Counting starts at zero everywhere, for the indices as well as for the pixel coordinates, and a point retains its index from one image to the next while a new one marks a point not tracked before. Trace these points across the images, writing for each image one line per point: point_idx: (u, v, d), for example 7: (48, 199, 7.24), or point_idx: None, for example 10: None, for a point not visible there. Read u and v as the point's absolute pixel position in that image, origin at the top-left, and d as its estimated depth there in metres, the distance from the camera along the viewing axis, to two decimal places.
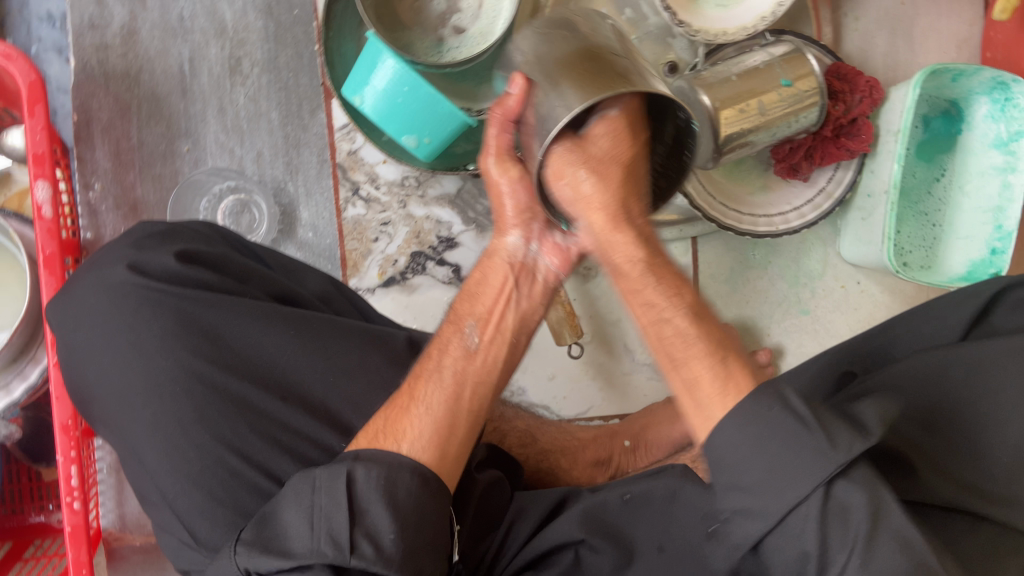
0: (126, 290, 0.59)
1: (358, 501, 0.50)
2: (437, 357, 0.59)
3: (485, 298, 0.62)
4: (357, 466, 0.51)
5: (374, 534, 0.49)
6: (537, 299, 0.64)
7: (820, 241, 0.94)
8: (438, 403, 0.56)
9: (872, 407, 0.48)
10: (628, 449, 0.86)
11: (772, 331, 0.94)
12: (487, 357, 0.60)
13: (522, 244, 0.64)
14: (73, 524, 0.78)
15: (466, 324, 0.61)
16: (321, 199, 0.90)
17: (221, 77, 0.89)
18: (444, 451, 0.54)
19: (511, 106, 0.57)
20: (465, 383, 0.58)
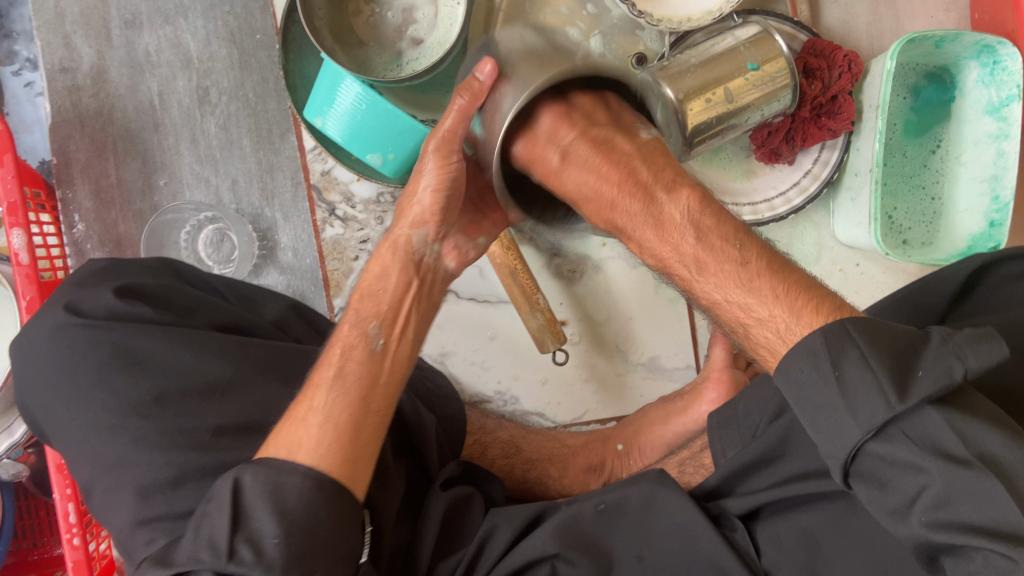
0: (68, 331, 0.60)
1: (243, 509, 0.49)
2: (339, 357, 0.58)
3: (390, 295, 0.61)
4: (244, 470, 0.51)
5: (254, 539, 0.48)
6: (437, 296, 0.65)
7: (813, 224, 0.91)
8: (339, 411, 0.55)
9: (952, 356, 0.42)
10: (621, 453, 0.85)
11: None
12: (393, 360, 0.59)
13: (427, 241, 0.63)
14: (75, 559, 0.80)
15: (370, 324, 0.60)
16: (299, 221, 0.90)
17: (191, 108, 0.89)
18: (346, 456, 0.54)
19: (479, 88, 0.56)
20: (372, 385, 0.57)
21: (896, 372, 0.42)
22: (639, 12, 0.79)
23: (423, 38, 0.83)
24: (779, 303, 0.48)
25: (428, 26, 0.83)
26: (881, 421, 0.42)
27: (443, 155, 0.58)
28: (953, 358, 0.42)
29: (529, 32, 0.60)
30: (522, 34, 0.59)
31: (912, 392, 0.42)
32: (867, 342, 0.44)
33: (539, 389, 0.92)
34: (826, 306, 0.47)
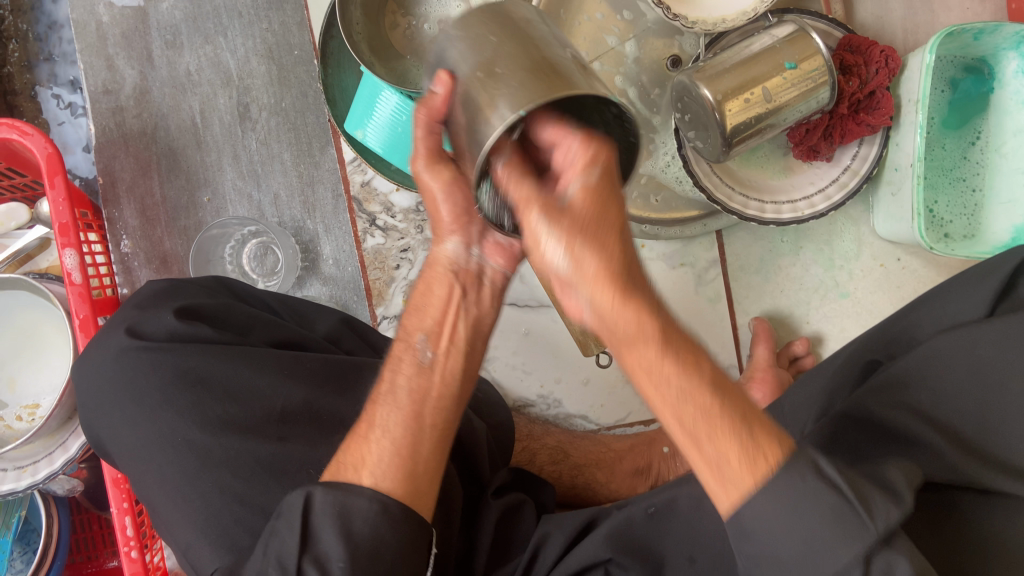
0: (129, 353, 0.61)
1: (311, 529, 0.49)
2: (391, 375, 0.57)
3: (432, 308, 0.59)
4: (315, 488, 0.50)
5: (322, 561, 0.48)
6: (487, 305, 0.62)
7: (851, 220, 0.91)
8: (394, 423, 0.55)
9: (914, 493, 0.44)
10: (667, 455, 0.84)
11: (810, 318, 0.91)
12: (444, 371, 0.58)
13: (464, 252, 0.60)
14: (133, 571, 0.82)
15: (416, 339, 0.58)
16: (340, 233, 0.91)
17: (232, 124, 0.91)
18: (403, 474, 0.53)
19: (437, 104, 0.51)
20: (424, 399, 0.56)
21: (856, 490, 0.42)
22: (674, 15, 0.80)
23: None
24: (728, 435, 0.42)
25: None
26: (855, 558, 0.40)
27: (445, 168, 0.56)
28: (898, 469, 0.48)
29: (503, 35, 0.50)
30: (490, 34, 0.50)
31: (883, 516, 0.41)
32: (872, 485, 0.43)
33: (584, 393, 0.92)
34: (766, 437, 0.42)
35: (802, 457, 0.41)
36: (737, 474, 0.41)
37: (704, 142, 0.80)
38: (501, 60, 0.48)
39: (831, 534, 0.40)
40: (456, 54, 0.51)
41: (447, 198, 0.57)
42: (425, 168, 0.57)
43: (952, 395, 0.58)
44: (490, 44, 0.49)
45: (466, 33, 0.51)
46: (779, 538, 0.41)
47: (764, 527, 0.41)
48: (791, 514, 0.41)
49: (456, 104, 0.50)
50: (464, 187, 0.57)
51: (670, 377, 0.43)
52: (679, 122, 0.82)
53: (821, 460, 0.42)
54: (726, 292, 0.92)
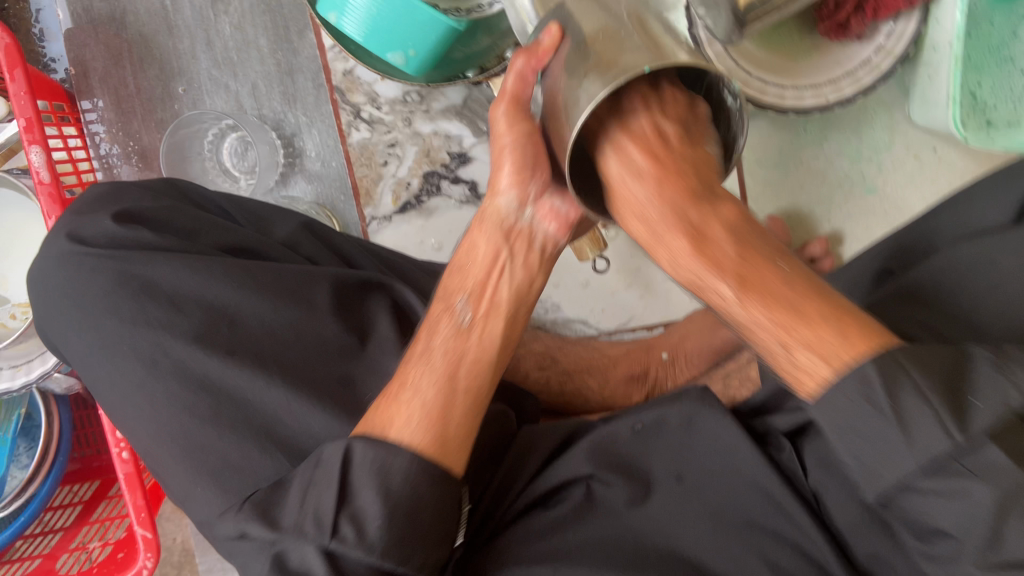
0: (67, 257, 0.59)
1: (350, 483, 0.47)
2: (427, 336, 0.54)
3: (475, 268, 0.56)
4: (358, 440, 0.48)
5: (358, 518, 0.46)
6: (534, 266, 0.57)
7: (884, 105, 0.81)
8: (427, 384, 0.51)
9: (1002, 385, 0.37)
10: (666, 361, 0.81)
11: (830, 217, 0.84)
12: (482, 334, 0.54)
13: (515, 207, 0.56)
14: (126, 471, 0.82)
15: (456, 299, 0.55)
16: (323, 126, 0.85)
17: (204, 8, 0.84)
18: (437, 433, 0.49)
19: (540, 53, 0.51)
20: (459, 362, 0.52)
21: (952, 404, 0.37)
22: None
23: None
24: (828, 324, 0.41)
25: None
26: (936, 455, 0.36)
27: (516, 112, 0.54)
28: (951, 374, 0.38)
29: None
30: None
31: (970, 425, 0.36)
32: (918, 368, 0.37)
33: (583, 298, 0.87)
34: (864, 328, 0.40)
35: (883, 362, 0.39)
36: (816, 362, 0.41)
37: (715, 20, 0.71)
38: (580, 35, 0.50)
39: (874, 430, 0.38)
40: (573, 8, 0.50)
41: (516, 141, 0.53)
42: (504, 108, 0.54)
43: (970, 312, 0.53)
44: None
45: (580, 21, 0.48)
46: (864, 445, 0.38)
47: (842, 427, 0.39)
48: (854, 416, 0.38)
49: (559, 56, 0.50)
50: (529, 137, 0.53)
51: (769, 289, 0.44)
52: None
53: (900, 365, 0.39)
54: (740, 188, 0.84)
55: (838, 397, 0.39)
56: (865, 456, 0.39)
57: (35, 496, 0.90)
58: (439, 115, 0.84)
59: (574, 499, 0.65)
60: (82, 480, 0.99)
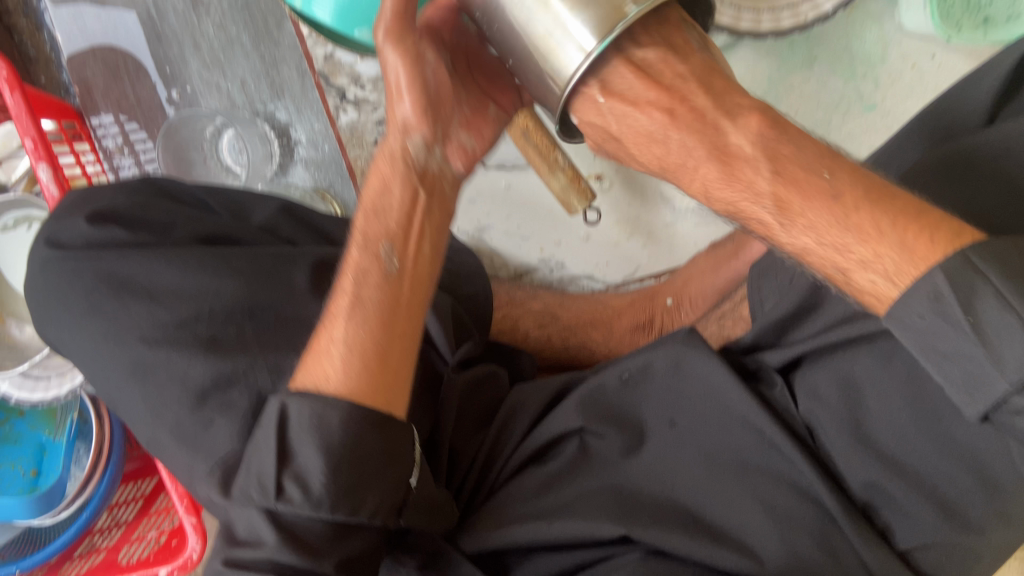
0: (49, 262, 0.63)
1: (291, 437, 0.48)
2: (342, 287, 0.53)
3: (394, 213, 0.55)
4: (287, 398, 0.49)
5: (301, 477, 0.48)
6: (452, 206, 0.58)
7: (873, 16, 0.77)
8: (362, 330, 0.51)
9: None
10: (670, 307, 0.79)
11: (831, 140, 0.80)
12: (411, 276, 0.54)
13: (424, 146, 0.56)
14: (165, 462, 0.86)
15: (380, 244, 0.54)
16: (311, 113, 0.87)
17: (186, 12, 0.87)
18: (373, 380, 0.50)
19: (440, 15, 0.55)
20: (394, 307, 0.52)
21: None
22: None
23: None
24: (886, 239, 0.41)
25: None
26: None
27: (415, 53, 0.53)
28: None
29: None
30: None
31: (1019, 339, 0.37)
32: (995, 270, 0.38)
33: (587, 252, 0.86)
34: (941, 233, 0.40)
35: (936, 277, 0.39)
36: (887, 278, 0.41)
37: None
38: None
39: (975, 360, 0.39)
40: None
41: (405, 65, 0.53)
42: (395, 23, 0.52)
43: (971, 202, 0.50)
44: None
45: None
46: (946, 368, 0.40)
47: (926, 356, 0.41)
48: (946, 348, 0.40)
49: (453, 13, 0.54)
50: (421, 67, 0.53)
51: (817, 218, 0.43)
52: None
53: (986, 274, 0.38)
54: None
55: (909, 313, 0.40)
56: (958, 378, 0.40)
57: (94, 495, 0.95)
58: None
59: (569, 453, 0.65)
60: (141, 477, 1.06)
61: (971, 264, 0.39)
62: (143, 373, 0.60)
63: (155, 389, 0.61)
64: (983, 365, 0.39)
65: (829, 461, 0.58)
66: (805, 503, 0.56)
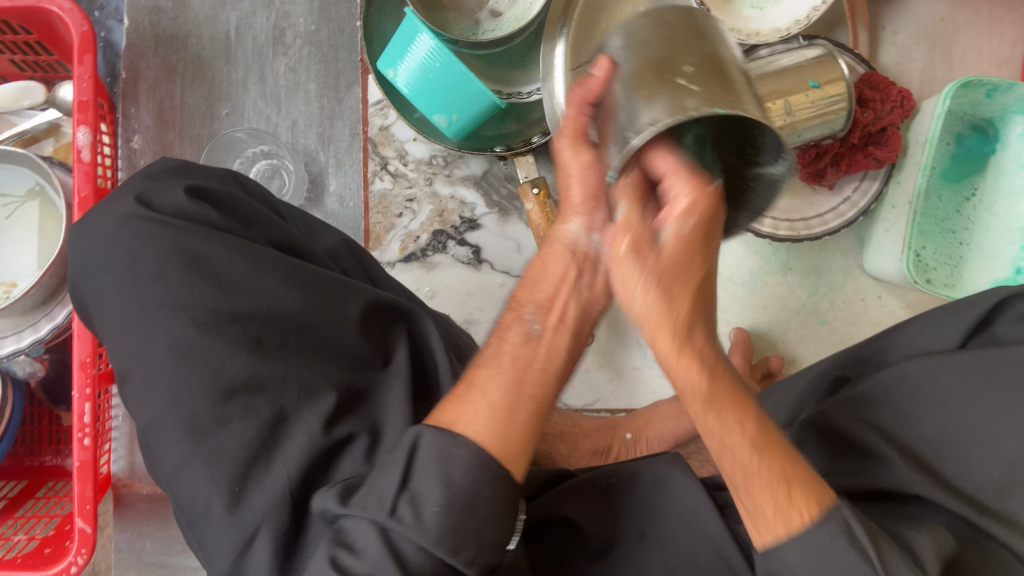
0: (129, 218, 0.62)
1: (415, 469, 0.46)
2: (496, 343, 0.52)
3: (547, 283, 0.54)
4: (426, 430, 0.47)
5: (417, 501, 0.45)
6: (603, 291, 0.55)
7: (841, 251, 0.94)
8: (495, 390, 0.49)
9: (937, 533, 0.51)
10: (629, 442, 0.87)
11: (787, 339, 0.94)
12: (551, 347, 0.52)
13: (586, 233, 0.54)
14: (82, 459, 0.81)
15: (527, 309, 0.53)
16: (350, 170, 0.92)
17: (265, 46, 0.92)
18: (502, 431, 0.48)
19: (592, 86, 0.52)
20: (528, 368, 0.51)
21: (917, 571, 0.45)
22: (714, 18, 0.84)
23: (502, 12, 0.86)
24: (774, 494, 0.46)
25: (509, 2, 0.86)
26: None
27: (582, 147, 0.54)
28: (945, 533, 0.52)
29: (666, 29, 0.51)
30: (662, 29, 0.51)
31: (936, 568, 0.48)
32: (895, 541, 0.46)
33: None
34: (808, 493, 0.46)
35: (834, 517, 0.45)
36: (774, 515, 0.46)
37: None
38: (654, 90, 0.47)
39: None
40: (630, 44, 0.51)
41: (586, 171, 0.53)
42: (566, 146, 0.54)
43: (914, 418, 0.62)
44: (672, 42, 0.50)
45: (642, 90, 0.47)
46: None
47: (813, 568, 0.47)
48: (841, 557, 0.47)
49: (615, 87, 0.51)
50: (598, 163, 0.53)
51: (717, 430, 0.47)
52: None
53: (852, 521, 0.46)
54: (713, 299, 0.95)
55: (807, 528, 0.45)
56: None
57: None
58: (458, 181, 0.92)
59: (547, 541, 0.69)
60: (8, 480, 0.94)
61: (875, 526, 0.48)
62: (184, 353, 0.60)
63: (185, 373, 0.60)
64: None
65: None
66: None
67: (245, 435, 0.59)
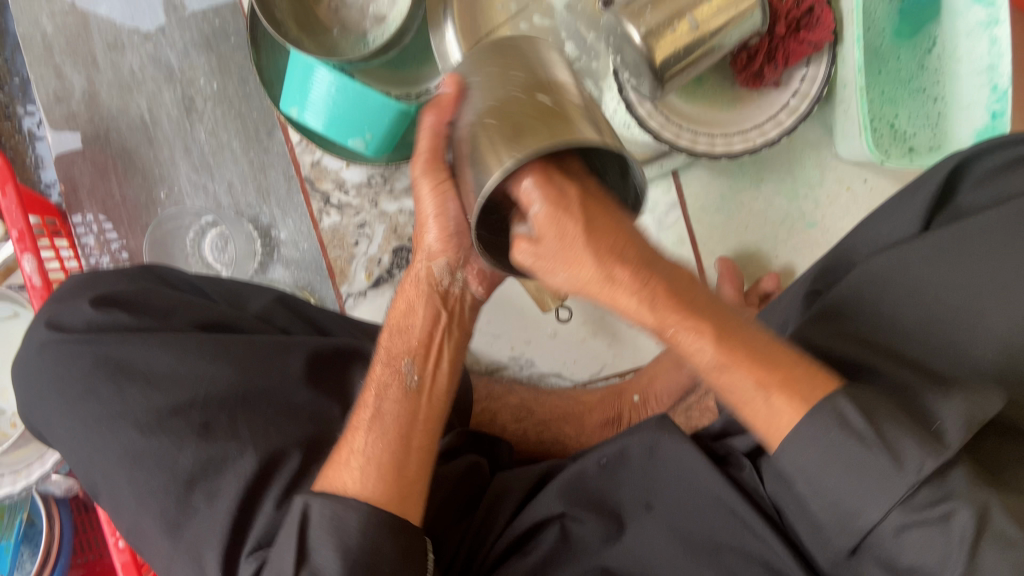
0: (50, 346, 0.64)
1: (309, 537, 0.51)
2: (376, 396, 0.59)
3: (416, 330, 0.62)
4: (313, 499, 0.52)
5: (317, 572, 0.50)
6: (463, 330, 0.65)
7: (811, 145, 0.88)
8: (378, 449, 0.56)
9: (956, 405, 0.44)
10: (638, 404, 0.83)
11: (779, 252, 0.89)
12: (430, 395, 0.61)
13: (447, 272, 0.62)
14: (122, 561, 0.83)
15: (403, 361, 0.61)
16: (296, 215, 0.91)
17: (180, 119, 0.92)
18: (394, 490, 0.55)
19: (447, 109, 0.55)
20: (408, 420, 0.58)
21: (922, 426, 0.44)
22: None
23: (385, 15, 0.84)
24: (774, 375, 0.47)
25: (388, 2, 0.84)
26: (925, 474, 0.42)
27: (437, 184, 0.57)
28: (955, 405, 0.44)
29: (504, 66, 0.53)
30: (491, 67, 0.53)
31: (909, 453, 0.43)
32: (884, 398, 0.45)
33: (554, 350, 0.91)
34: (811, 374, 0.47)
35: (824, 410, 0.45)
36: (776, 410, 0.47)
37: (639, 80, 0.78)
38: (513, 102, 0.48)
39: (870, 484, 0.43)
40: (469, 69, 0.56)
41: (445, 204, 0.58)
42: (422, 168, 0.57)
43: (894, 308, 0.58)
44: (510, 73, 0.52)
45: (496, 133, 0.47)
46: (835, 492, 0.45)
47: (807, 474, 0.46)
48: (822, 455, 0.45)
49: (461, 106, 0.54)
50: (451, 194, 0.57)
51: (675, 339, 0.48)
52: (616, 64, 0.79)
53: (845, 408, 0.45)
54: (690, 233, 0.90)
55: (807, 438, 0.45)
56: (837, 508, 0.45)
57: None
58: (402, 194, 0.90)
59: (550, 540, 0.66)
60: None
61: (863, 401, 0.45)
62: (136, 460, 0.59)
63: (143, 479, 0.59)
64: (882, 486, 0.43)
65: (796, 537, 0.60)
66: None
67: (217, 524, 0.58)
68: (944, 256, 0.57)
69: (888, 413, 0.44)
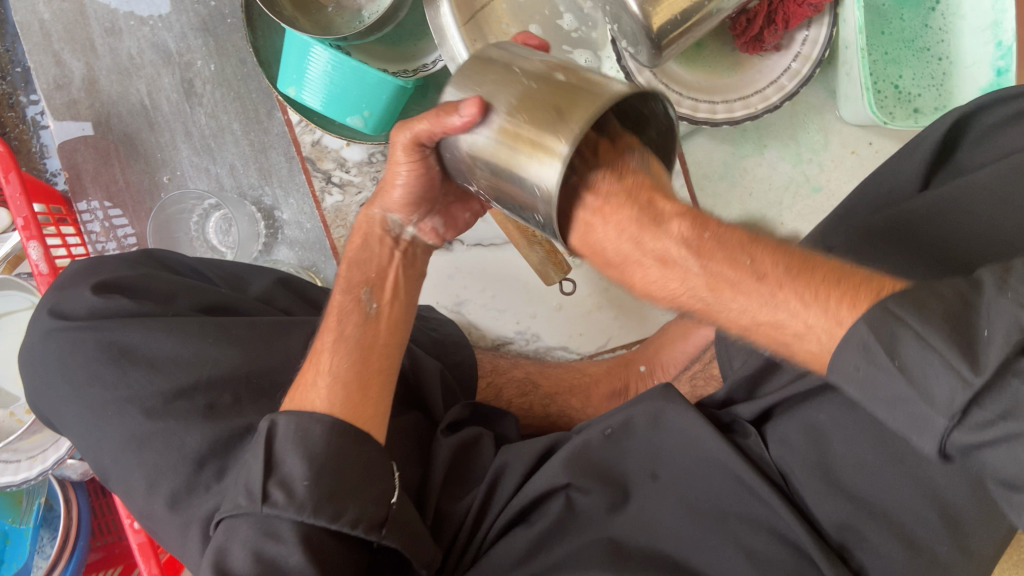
0: (54, 334, 0.64)
1: (276, 452, 0.53)
2: (339, 323, 0.62)
3: (375, 261, 0.65)
4: (277, 417, 0.54)
5: (287, 482, 0.51)
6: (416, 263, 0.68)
7: (814, 109, 0.87)
8: (344, 367, 0.59)
9: (1004, 312, 0.36)
10: (644, 373, 0.83)
11: (785, 219, 0.88)
12: (390, 319, 0.64)
13: (400, 223, 0.65)
14: (139, 541, 0.85)
15: (361, 290, 0.64)
16: (299, 195, 0.91)
17: (180, 102, 0.92)
18: (358, 403, 0.58)
19: (455, 124, 0.47)
20: (372, 345, 0.61)
21: (958, 342, 0.37)
22: None
23: None
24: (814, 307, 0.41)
25: None
26: (959, 405, 0.36)
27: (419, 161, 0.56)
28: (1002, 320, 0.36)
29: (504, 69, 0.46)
30: (492, 74, 0.47)
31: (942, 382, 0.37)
32: (915, 314, 0.38)
33: (559, 323, 0.91)
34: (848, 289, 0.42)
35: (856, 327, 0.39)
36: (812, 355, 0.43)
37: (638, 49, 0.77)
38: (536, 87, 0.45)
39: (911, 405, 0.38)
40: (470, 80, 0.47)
41: (412, 173, 0.59)
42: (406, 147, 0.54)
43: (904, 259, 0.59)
44: (516, 64, 0.47)
45: (530, 127, 0.43)
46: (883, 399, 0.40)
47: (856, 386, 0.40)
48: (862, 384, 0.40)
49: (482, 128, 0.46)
50: (426, 165, 0.57)
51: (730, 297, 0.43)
52: (614, 32, 0.78)
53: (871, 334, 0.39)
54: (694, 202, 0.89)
55: (845, 366, 0.40)
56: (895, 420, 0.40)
57: None
58: None
59: (555, 510, 0.67)
60: (105, 567, 1.00)
61: (890, 319, 0.38)
62: (144, 442, 0.60)
63: (152, 460, 0.60)
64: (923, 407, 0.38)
65: (802, 503, 0.61)
66: (784, 548, 0.60)
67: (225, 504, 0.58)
68: (944, 213, 0.57)
69: (913, 326, 0.38)
